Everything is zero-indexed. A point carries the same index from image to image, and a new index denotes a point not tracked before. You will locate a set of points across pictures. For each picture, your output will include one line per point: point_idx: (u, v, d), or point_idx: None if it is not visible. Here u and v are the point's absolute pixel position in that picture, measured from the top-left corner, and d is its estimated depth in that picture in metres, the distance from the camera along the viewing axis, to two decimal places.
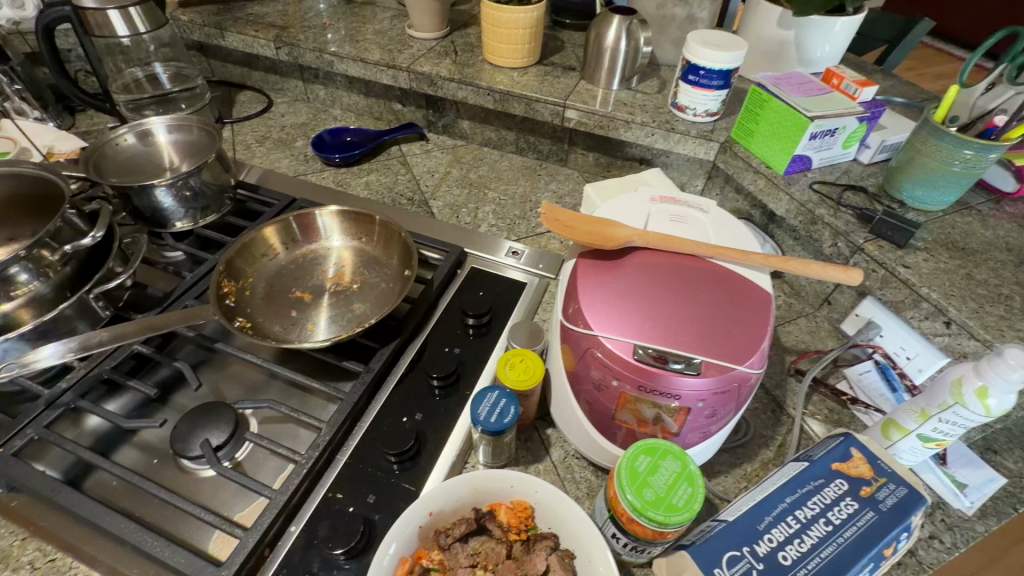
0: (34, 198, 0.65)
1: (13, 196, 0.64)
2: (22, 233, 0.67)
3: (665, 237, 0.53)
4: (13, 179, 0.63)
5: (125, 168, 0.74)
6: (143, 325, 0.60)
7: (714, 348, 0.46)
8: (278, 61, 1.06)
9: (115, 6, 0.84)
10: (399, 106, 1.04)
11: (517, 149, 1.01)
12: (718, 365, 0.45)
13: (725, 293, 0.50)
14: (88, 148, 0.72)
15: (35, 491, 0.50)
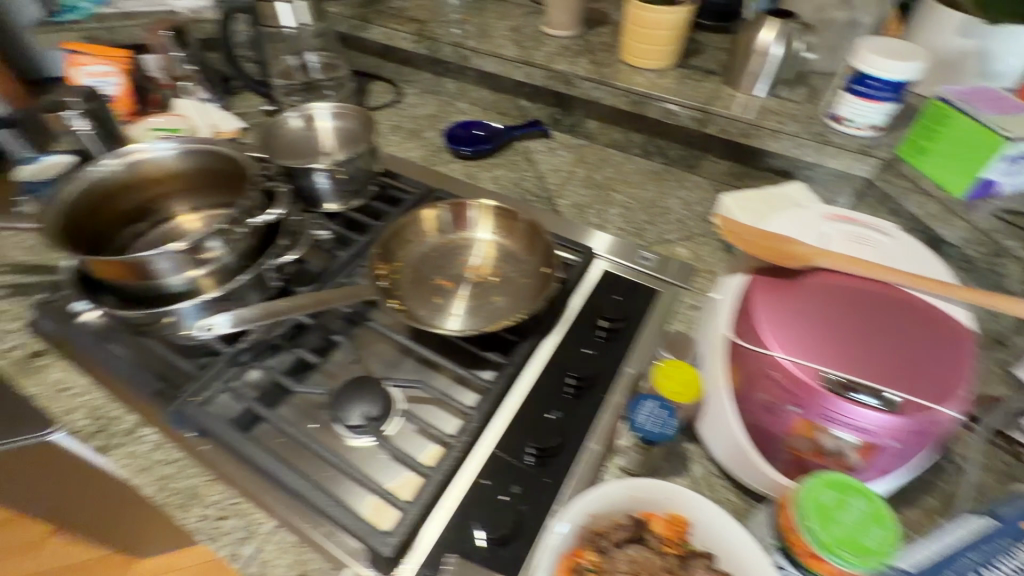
0: (219, 173, 0.71)
1: (204, 170, 0.71)
2: (205, 205, 0.73)
3: (850, 259, 0.50)
4: (206, 155, 0.69)
5: (290, 150, 0.80)
6: (310, 300, 0.64)
7: (910, 386, 0.43)
8: (414, 54, 1.10)
9: None
10: (526, 103, 1.05)
11: (643, 152, 0.99)
12: (915, 404, 0.42)
13: (918, 328, 0.47)
14: (263, 129, 0.79)
15: (220, 439, 0.56)
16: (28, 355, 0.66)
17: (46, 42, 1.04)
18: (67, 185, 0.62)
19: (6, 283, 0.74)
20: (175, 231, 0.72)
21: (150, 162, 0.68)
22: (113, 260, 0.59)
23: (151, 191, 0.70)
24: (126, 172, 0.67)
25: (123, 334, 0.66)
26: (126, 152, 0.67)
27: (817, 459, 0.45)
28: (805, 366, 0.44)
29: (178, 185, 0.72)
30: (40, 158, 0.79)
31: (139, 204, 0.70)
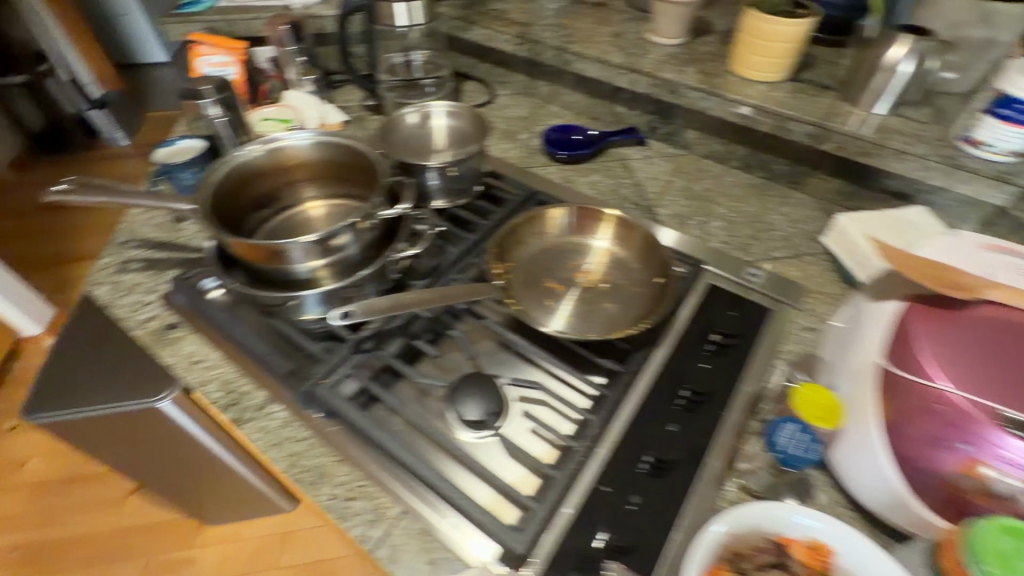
0: (347, 168, 0.74)
1: (335, 163, 0.73)
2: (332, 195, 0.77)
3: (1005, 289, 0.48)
4: (339, 149, 0.72)
5: (404, 146, 0.82)
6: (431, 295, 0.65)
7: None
8: (513, 56, 1.12)
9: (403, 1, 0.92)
10: (623, 109, 1.05)
11: (744, 166, 0.97)
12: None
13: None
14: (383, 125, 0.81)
15: (350, 422, 0.58)
16: (164, 326, 0.70)
17: (172, 32, 1.10)
18: (215, 170, 0.66)
19: (140, 257, 0.79)
20: (297, 220, 0.75)
21: (286, 152, 0.71)
22: (251, 245, 0.62)
23: (282, 180, 0.74)
24: (265, 160, 0.71)
25: (251, 314, 0.69)
26: (268, 140, 0.70)
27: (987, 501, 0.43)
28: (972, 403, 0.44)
29: (306, 177, 0.75)
30: (175, 142, 0.85)
31: (270, 191, 0.74)
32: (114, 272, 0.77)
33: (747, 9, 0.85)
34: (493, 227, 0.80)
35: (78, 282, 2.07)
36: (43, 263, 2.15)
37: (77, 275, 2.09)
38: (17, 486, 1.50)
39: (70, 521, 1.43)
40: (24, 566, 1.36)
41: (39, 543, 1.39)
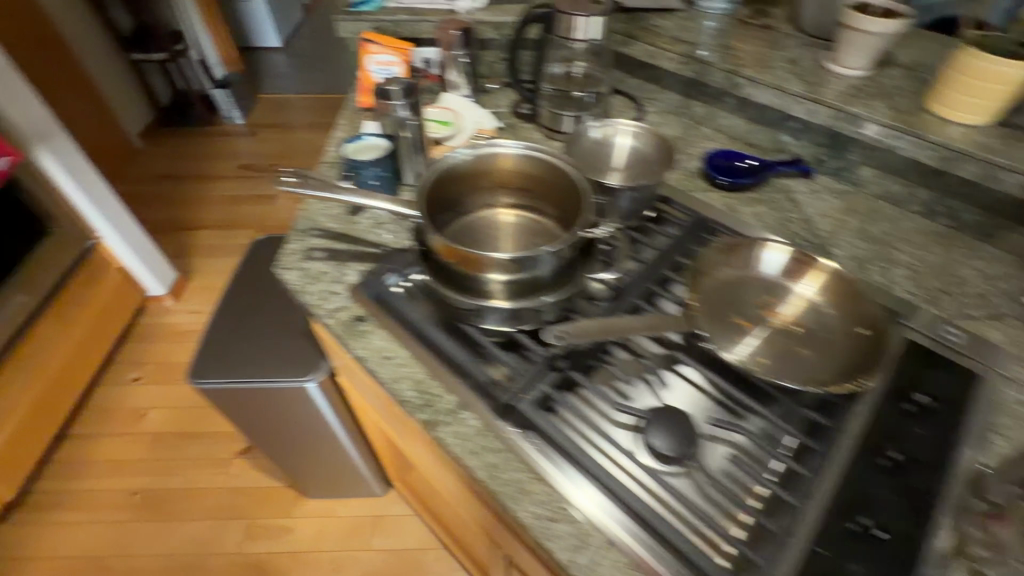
0: (545, 184, 0.73)
1: (536, 177, 0.73)
2: (523, 203, 0.77)
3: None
4: (544, 166, 0.71)
5: (584, 163, 0.81)
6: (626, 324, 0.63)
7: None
8: (672, 75, 1.09)
9: (584, 14, 0.90)
10: (788, 139, 1.00)
11: (926, 211, 0.90)
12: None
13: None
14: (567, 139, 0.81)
15: (551, 441, 0.58)
16: (352, 318, 0.72)
17: (344, 28, 1.15)
18: (430, 168, 0.69)
19: (323, 246, 0.82)
20: (485, 224, 0.77)
21: (493, 159, 0.73)
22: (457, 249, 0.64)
23: (483, 184, 0.75)
24: (475, 163, 0.73)
25: (439, 317, 0.70)
26: (484, 145, 0.72)
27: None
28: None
29: (503, 184, 0.76)
30: (364, 138, 0.89)
31: (470, 192, 0.76)
32: (301, 257, 0.81)
33: (962, 46, 0.78)
34: (671, 255, 0.77)
35: (195, 250, 2.22)
36: (162, 228, 2.31)
37: (194, 243, 2.24)
38: (138, 435, 1.62)
39: (180, 475, 1.53)
40: (139, 510, 1.47)
41: (157, 491, 1.50)
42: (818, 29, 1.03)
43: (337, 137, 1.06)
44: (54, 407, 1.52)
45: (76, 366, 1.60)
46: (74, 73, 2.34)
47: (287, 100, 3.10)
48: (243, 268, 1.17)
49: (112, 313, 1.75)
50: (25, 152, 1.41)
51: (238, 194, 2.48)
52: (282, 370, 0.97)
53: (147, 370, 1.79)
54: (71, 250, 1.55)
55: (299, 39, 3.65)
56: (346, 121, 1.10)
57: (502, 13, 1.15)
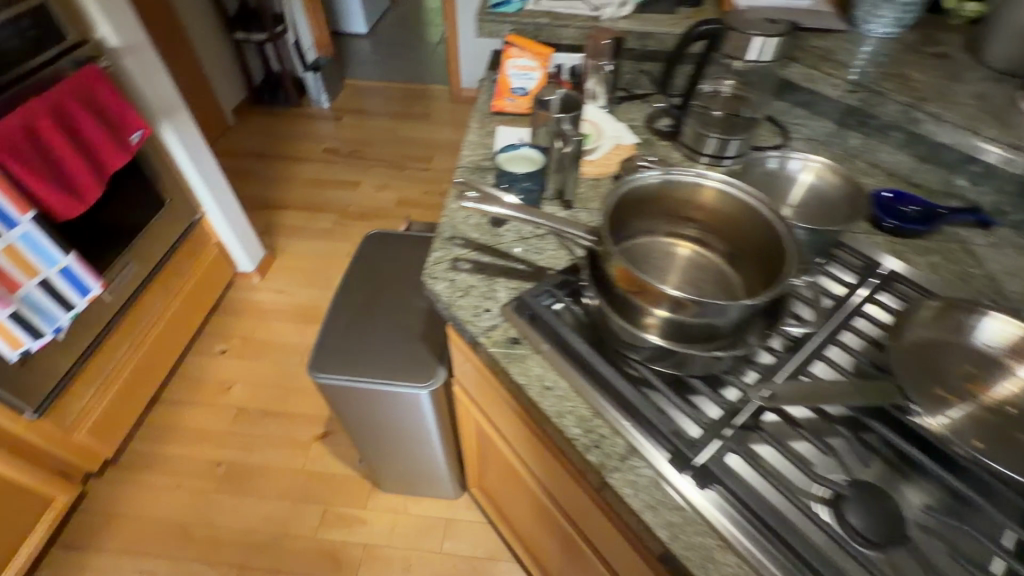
0: (730, 219, 0.68)
1: (719, 212, 0.68)
2: (698, 239, 0.72)
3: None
4: (733, 201, 0.67)
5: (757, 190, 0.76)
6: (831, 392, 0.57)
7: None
8: (829, 101, 1.02)
9: (760, 35, 0.83)
10: (964, 183, 0.91)
11: None
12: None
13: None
14: (741, 166, 0.77)
15: (743, 506, 0.54)
16: (507, 340, 0.70)
17: (483, 28, 1.13)
18: (617, 185, 0.67)
19: (469, 257, 0.80)
20: (661, 249, 0.72)
21: (692, 189, 0.68)
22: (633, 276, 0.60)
23: (673, 211, 0.71)
24: (673, 189, 0.69)
25: (605, 350, 0.67)
26: (690, 173, 0.67)
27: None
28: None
29: (692, 215, 0.71)
30: (517, 147, 0.86)
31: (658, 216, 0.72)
32: (448, 268, 0.78)
33: None
34: (854, 307, 0.70)
35: (280, 229, 2.27)
36: (250, 204, 2.38)
37: (279, 222, 2.30)
38: (223, 407, 1.67)
39: (260, 453, 1.57)
40: (221, 482, 1.51)
41: (239, 465, 1.54)
42: (1010, 64, 0.93)
43: (470, 140, 1.04)
44: (152, 372, 1.59)
45: (172, 335, 1.66)
46: (183, 48, 2.43)
47: (372, 87, 3.14)
48: (357, 262, 1.16)
49: (207, 286, 1.80)
50: (152, 126, 1.45)
51: (322, 178, 2.53)
52: (399, 374, 0.96)
53: (233, 343, 1.84)
54: (180, 221, 1.61)
55: (385, 27, 3.69)
56: (478, 124, 1.08)
57: (647, 24, 1.10)
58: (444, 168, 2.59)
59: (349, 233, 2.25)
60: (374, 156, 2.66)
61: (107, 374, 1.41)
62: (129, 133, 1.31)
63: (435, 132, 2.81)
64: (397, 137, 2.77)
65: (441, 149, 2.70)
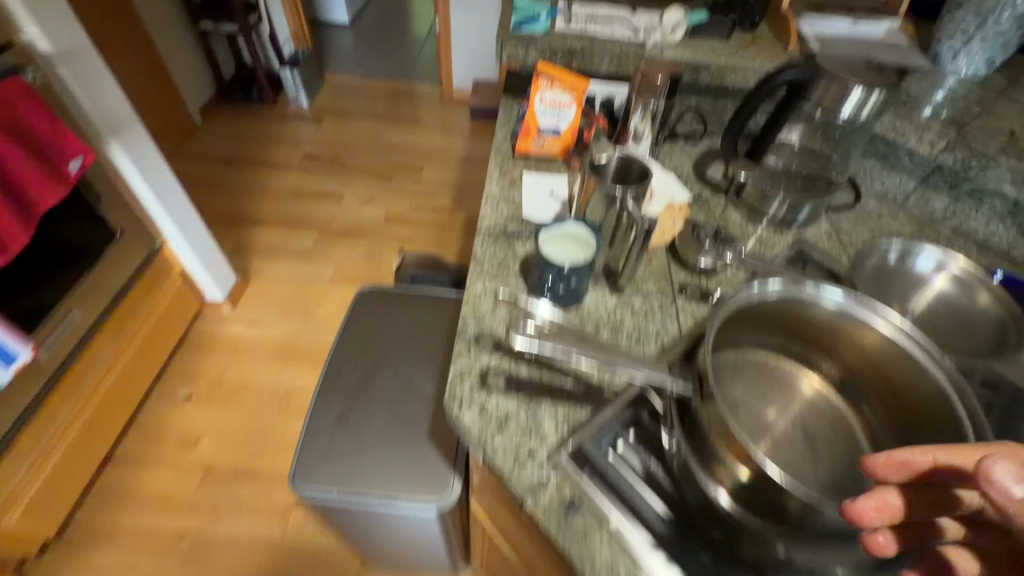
0: (867, 355, 0.54)
1: (855, 344, 0.54)
2: (809, 360, 0.59)
3: (886, 467, 0.39)
4: (882, 340, 0.51)
5: (878, 287, 0.62)
6: None
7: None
8: (913, 156, 0.87)
9: (861, 83, 0.66)
10: None
11: None
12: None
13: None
14: (862, 256, 0.62)
15: None
16: (561, 503, 0.53)
17: (504, 51, 0.94)
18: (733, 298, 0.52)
19: (503, 370, 0.62)
20: (772, 367, 0.59)
21: (855, 325, 0.52)
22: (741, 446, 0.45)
23: (806, 334, 0.57)
24: (831, 317, 0.53)
25: (694, 525, 0.50)
26: (865, 305, 0.51)
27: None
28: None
29: (836, 346, 0.56)
30: (563, 224, 0.68)
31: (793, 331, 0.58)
32: (479, 386, 0.61)
33: None
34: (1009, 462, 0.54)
35: (254, 249, 2.04)
36: (219, 219, 2.14)
37: (252, 241, 2.07)
38: (188, 465, 1.47)
39: (231, 522, 1.37)
40: (184, 560, 1.31)
41: (206, 537, 1.35)
42: None
43: (491, 193, 0.86)
44: (103, 431, 1.37)
45: (127, 385, 1.44)
46: (140, 39, 2.15)
47: (355, 84, 2.88)
48: (349, 327, 0.98)
49: (169, 322, 1.58)
50: (97, 146, 1.21)
51: (299, 189, 2.29)
52: (403, 488, 0.79)
53: (200, 387, 1.63)
54: (137, 252, 1.39)
55: (369, 16, 3.42)
56: (499, 171, 0.90)
57: (699, 54, 0.93)
58: (436, 180, 2.38)
59: (330, 254, 2.04)
60: (358, 164, 2.43)
61: (43, 446, 1.18)
62: (68, 161, 1.08)
63: (425, 137, 2.59)
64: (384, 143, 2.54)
65: (432, 158, 2.48)
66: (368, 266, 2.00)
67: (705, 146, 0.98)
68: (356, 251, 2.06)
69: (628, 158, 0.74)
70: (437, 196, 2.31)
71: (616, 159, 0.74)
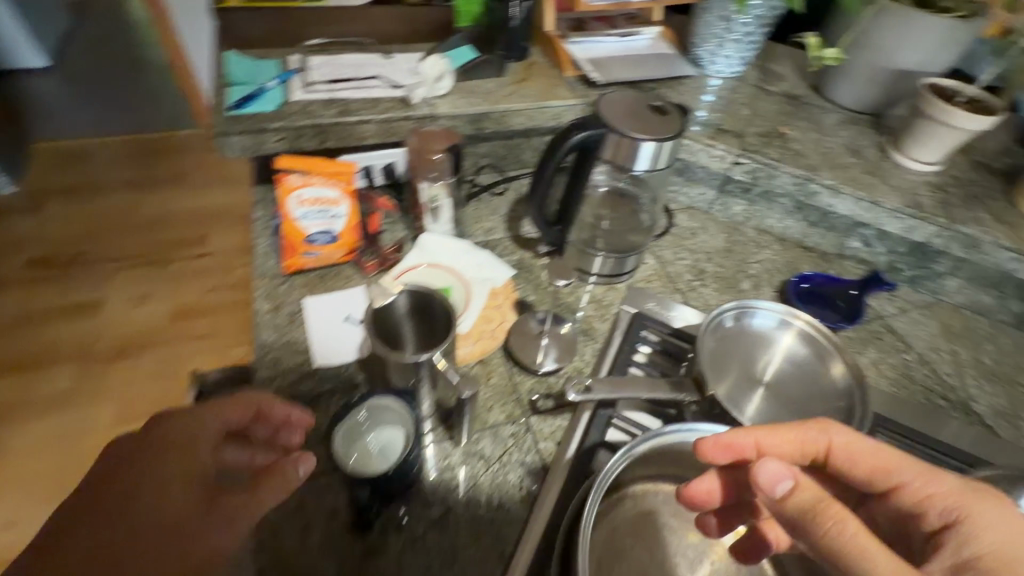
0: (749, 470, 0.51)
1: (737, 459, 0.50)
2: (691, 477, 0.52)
3: (715, 449, 0.43)
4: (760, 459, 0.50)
5: (722, 353, 0.57)
6: None
7: (972, 497, 0.37)
8: (707, 170, 0.85)
9: (651, 138, 0.61)
10: (855, 245, 0.84)
11: (1017, 322, 0.80)
12: (989, 529, 0.35)
13: (811, 500, 0.36)
14: (703, 325, 0.57)
15: None
16: None
17: (229, 143, 0.70)
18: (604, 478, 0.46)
19: None
20: (651, 505, 0.51)
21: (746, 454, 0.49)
22: None
23: (685, 457, 0.51)
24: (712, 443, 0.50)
25: None
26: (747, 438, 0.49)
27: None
28: (897, 535, 0.41)
29: None
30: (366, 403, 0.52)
31: (666, 453, 0.51)
32: None
33: None
34: None
35: None
36: None
37: None
38: None
39: None
40: None
41: None
42: (860, 105, 0.88)
43: (265, 344, 0.64)
44: None
45: None
46: None
47: (76, 145, 2.20)
48: None
49: None
50: None
51: (31, 311, 1.71)
52: None
53: None
54: None
55: None
56: (270, 304, 0.68)
57: (475, 100, 0.80)
58: (225, 247, 1.91)
59: (100, 388, 1.54)
60: (108, 253, 1.86)
61: None
62: None
63: (195, 194, 2.07)
64: (140, 216, 1.99)
65: (212, 220, 1.99)
66: (161, 387, 1.56)
67: (514, 196, 0.87)
68: (137, 372, 1.58)
69: (415, 290, 0.55)
70: (234, 268, 1.86)
71: (403, 297, 0.55)
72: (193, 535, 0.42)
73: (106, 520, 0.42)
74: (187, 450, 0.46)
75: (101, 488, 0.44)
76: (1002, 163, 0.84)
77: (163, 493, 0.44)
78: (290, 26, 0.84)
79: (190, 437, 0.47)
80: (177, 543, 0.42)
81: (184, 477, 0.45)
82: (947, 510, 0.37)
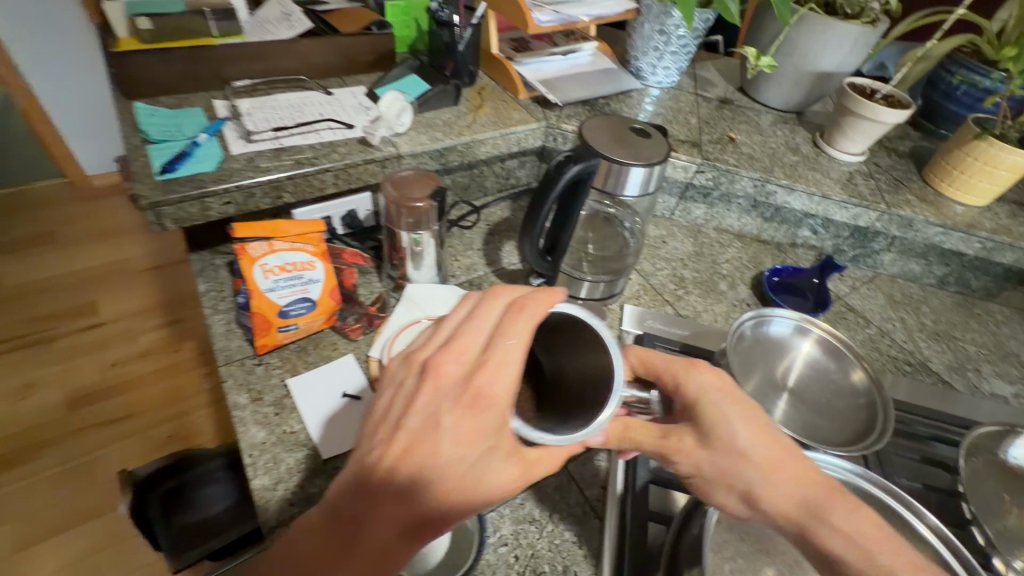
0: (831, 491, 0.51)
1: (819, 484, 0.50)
2: None
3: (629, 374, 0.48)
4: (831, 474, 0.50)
5: (750, 364, 0.59)
6: None
7: (685, 364, 0.45)
8: (670, 180, 0.87)
9: (643, 163, 0.61)
10: (805, 234, 0.91)
11: (939, 283, 0.91)
12: (698, 384, 0.44)
13: (621, 428, 0.44)
14: (731, 341, 0.58)
15: None
16: None
17: (164, 215, 0.59)
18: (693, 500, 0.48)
19: None
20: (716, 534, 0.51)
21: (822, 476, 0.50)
22: None
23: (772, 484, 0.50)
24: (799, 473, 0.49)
25: None
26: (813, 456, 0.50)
27: (787, 446, 0.42)
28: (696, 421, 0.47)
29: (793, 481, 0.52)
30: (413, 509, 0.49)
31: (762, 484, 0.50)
32: None
33: (975, 135, 0.77)
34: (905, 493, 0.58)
35: None
36: None
37: None
38: None
39: None
40: None
41: None
42: (787, 105, 0.96)
43: (256, 444, 0.55)
44: None
45: None
46: None
47: None
48: None
49: None
50: None
51: None
52: None
53: None
54: None
55: None
56: (251, 395, 0.59)
57: (436, 134, 0.75)
58: (122, 312, 1.65)
59: None
60: None
61: None
62: None
63: (72, 255, 1.76)
64: None
65: (98, 282, 1.70)
66: (75, 491, 1.29)
67: (485, 227, 0.84)
68: (33, 482, 1.30)
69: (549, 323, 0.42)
70: (137, 334, 1.60)
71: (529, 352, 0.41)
72: (499, 471, 0.36)
73: (408, 436, 0.37)
74: (497, 372, 0.37)
75: (408, 396, 0.39)
76: (906, 146, 0.95)
77: (465, 419, 0.37)
78: (203, 66, 0.72)
79: (491, 351, 0.38)
80: (478, 477, 0.36)
81: (486, 402, 0.37)
82: (672, 370, 0.45)
